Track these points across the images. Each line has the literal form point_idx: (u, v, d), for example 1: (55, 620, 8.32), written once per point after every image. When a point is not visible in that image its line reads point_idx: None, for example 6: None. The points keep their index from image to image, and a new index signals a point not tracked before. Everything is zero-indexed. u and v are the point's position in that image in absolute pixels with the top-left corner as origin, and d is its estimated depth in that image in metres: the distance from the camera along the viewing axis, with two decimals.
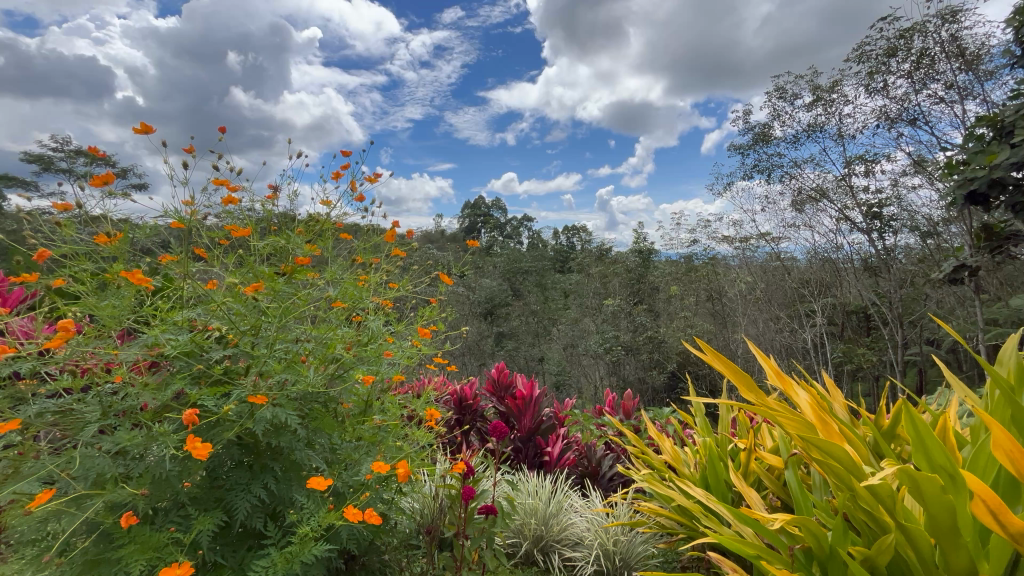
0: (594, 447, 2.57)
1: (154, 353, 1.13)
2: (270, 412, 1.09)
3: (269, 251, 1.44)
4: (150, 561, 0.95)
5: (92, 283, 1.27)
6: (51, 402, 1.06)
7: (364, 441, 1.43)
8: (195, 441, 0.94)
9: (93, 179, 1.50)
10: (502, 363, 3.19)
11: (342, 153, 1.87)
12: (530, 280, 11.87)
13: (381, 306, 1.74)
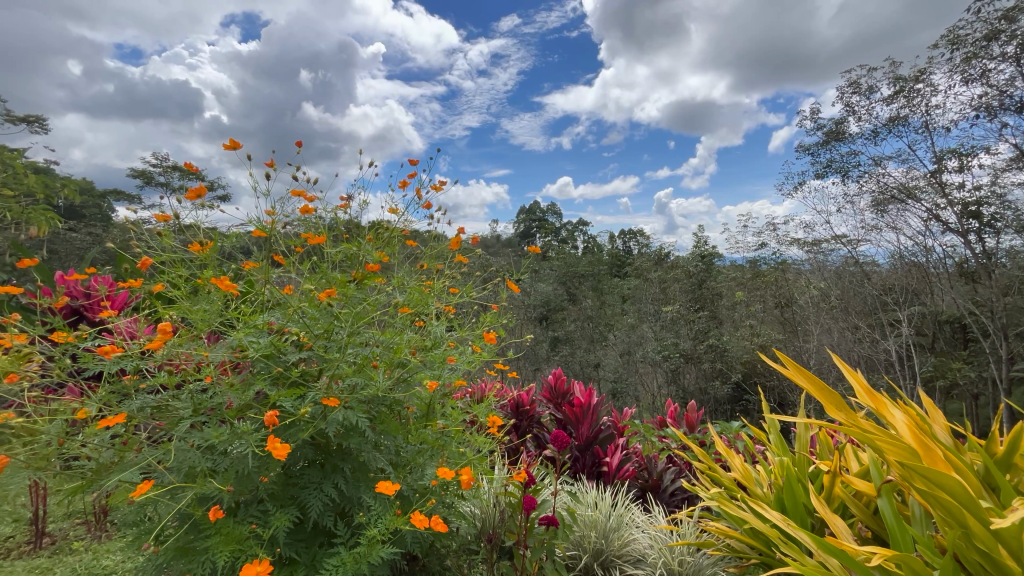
0: (655, 460, 2.46)
1: (238, 355, 1.19)
2: (341, 414, 1.12)
3: (341, 258, 1.49)
4: (233, 554, 1.00)
5: (186, 287, 1.37)
6: (150, 398, 1.15)
7: (427, 445, 1.45)
8: (274, 442, 0.98)
9: (188, 191, 1.64)
10: (560, 369, 3.14)
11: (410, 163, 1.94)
12: (587, 284, 11.70)
13: (444, 312, 1.75)
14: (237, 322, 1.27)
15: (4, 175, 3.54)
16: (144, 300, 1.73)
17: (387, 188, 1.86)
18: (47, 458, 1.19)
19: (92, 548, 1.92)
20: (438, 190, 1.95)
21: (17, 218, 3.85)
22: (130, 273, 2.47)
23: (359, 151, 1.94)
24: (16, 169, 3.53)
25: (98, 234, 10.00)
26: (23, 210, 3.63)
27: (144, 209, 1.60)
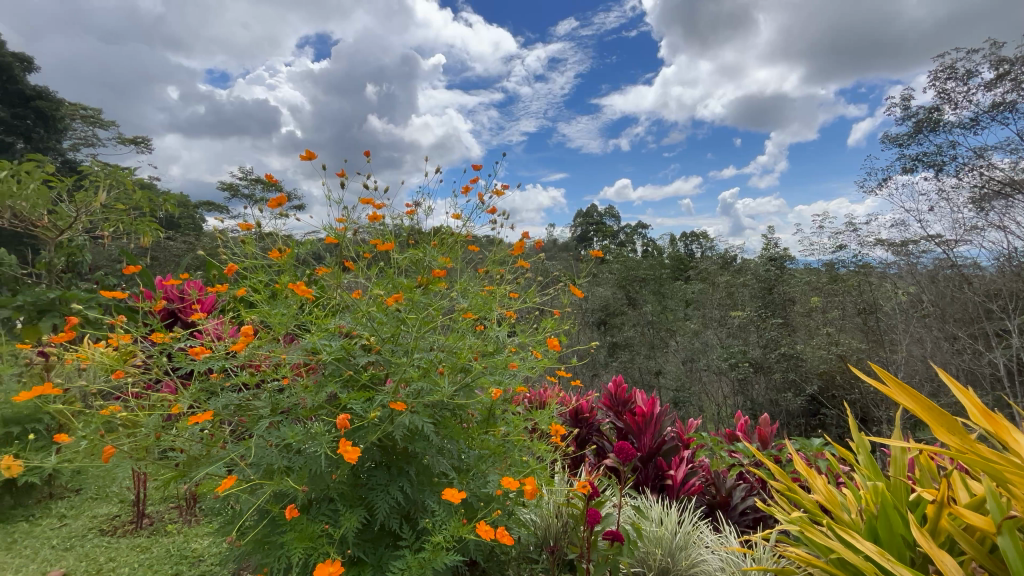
0: (722, 475, 2.30)
1: (312, 357, 1.24)
2: (408, 419, 1.13)
3: (408, 263, 1.52)
4: (306, 551, 1.03)
5: (265, 292, 1.44)
6: (234, 397, 1.22)
7: (488, 451, 1.43)
8: (346, 445, 1.00)
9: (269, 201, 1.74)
10: (620, 376, 3.04)
11: (473, 169, 1.96)
12: (648, 288, 11.34)
13: (505, 317, 1.74)
14: (311, 326, 1.33)
15: (116, 191, 3.96)
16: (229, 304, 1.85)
17: (449, 194, 1.87)
18: (145, 449, 1.29)
19: (183, 532, 2.07)
20: (500, 194, 1.94)
21: (127, 228, 4.30)
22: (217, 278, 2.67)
23: (424, 159, 1.99)
24: (126, 186, 3.95)
25: (193, 243, 10.99)
26: (133, 222, 4.06)
27: (231, 219, 1.72)
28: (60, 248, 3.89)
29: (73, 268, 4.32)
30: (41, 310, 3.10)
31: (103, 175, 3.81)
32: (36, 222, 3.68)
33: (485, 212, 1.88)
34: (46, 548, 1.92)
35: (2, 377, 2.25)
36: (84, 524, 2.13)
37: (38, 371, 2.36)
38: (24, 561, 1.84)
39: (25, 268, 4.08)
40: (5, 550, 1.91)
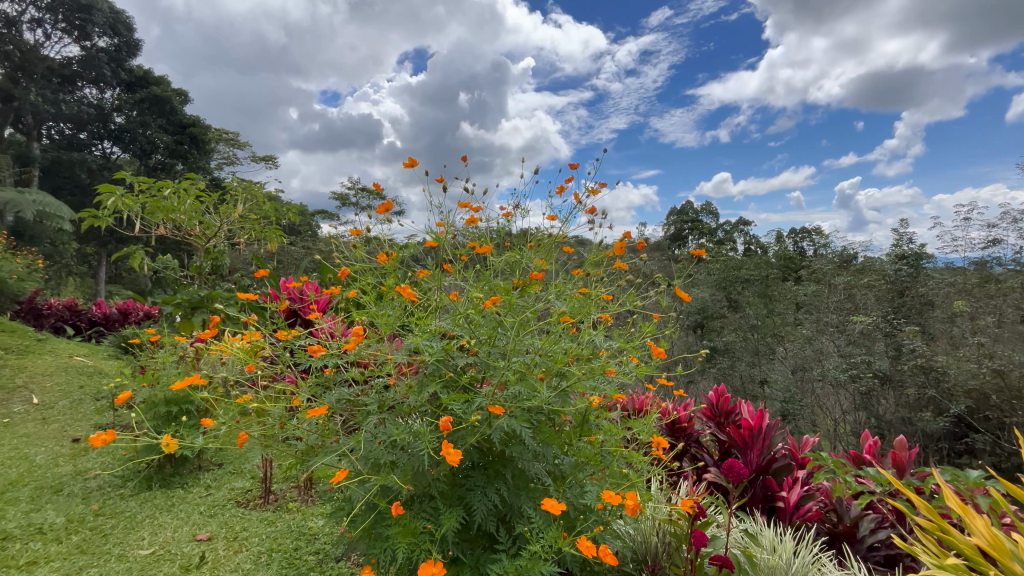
0: (846, 501, 2.01)
1: (414, 357, 1.27)
2: (506, 423, 1.12)
3: (504, 266, 1.52)
4: (410, 547, 1.06)
5: (373, 294, 1.52)
6: (346, 392, 1.31)
7: (583, 458, 1.39)
8: (448, 448, 1.02)
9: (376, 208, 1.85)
10: (722, 385, 2.80)
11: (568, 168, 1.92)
12: (752, 289, 10.46)
13: (602, 320, 1.67)
14: (414, 326, 1.37)
15: (249, 203, 4.52)
16: (339, 304, 1.99)
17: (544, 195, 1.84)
18: (271, 437, 1.42)
19: (302, 510, 2.27)
20: (600, 190, 1.85)
21: (259, 235, 4.87)
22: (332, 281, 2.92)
23: (519, 161, 1.98)
24: (259, 199, 4.50)
25: (311, 247, 12.22)
26: (263, 230, 4.60)
27: (343, 226, 1.86)
28: (208, 254, 4.51)
29: (217, 271, 5.01)
30: (193, 307, 3.61)
31: (240, 190, 4.36)
32: (190, 231, 4.31)
33: (580, 211, 1.81)
34: (195, 514, 2.22)
35: (165, 363, 2.65)
36: (224, 495, 2.43)
37: (191, 359, 2.75)
38: (179, 522, 2.14)
39: (182, 271, 4.80)
40: (166, 511, 2.23)
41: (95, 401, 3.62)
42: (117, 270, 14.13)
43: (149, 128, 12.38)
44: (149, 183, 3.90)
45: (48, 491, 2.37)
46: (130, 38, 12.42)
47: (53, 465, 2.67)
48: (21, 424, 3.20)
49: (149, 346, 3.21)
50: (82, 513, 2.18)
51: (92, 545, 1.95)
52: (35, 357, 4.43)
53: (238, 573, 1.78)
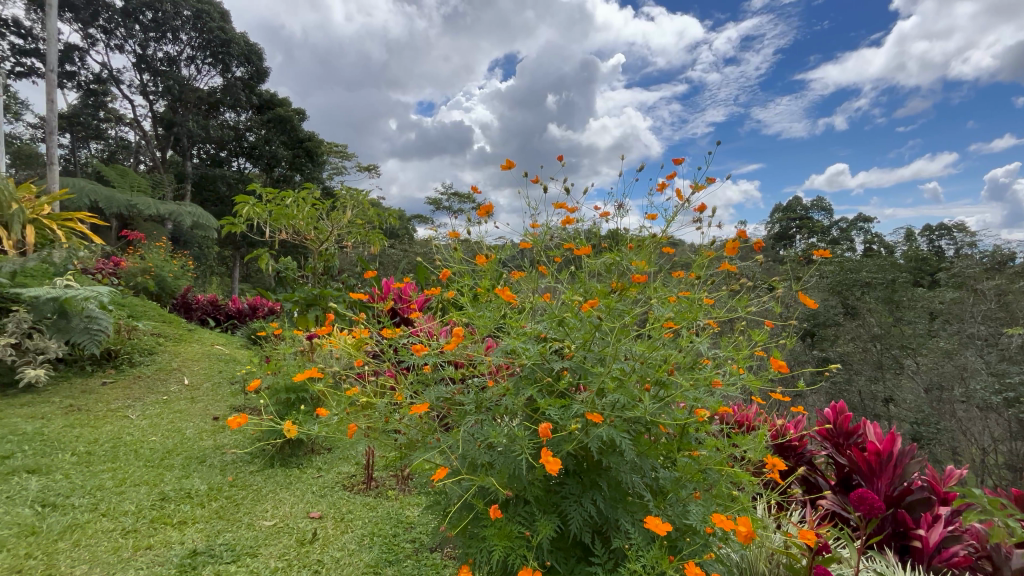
0: (1006, 549, 1.64)
1: (509, 358, 1.27)
2: (604, 432, 1.07)
3: (602, 267, 1.46)
4: (505, 550, 1.06)
5: (470, 295, 1.55)
6: (444, 390, 1.34)
7: (683, 473, 1.30)
8: (547, 455, 1.00)
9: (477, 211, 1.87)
10: (841, 402, 2.46)
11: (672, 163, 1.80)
12: (874, 295, 9.10)
13: (706, 327, 1.54)
14: (509, 327, 1.37)
15: (357, 209, 4.89)
16: (437, 305, 2.06)
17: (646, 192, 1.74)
18: (378, 428, 1.50)
19: (400, 499, 2.40)
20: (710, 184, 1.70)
21: (363, 239, 5.26)
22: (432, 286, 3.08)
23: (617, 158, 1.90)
24: (364, 205, 4.86)
25: (408, 250, 13.02)
26: (367, 234, 4.98)
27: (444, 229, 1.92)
28: (321, 256, 4.97)
29: (328, 271, 5.49)
30: (307, 304, 3.99)
31: (348, 198, 4.74)
32: (306, 236, 4.77)
33: (687, 206, 1.67)
34: (309, 493, 2.44)
35: (286, 354, 2.95)
36: (333, 477, 2.65)
37: (306, 351, 3.03)
38: (295, 499, 2.36)
39: (299, 271, 5.33)
40: (285, 488, 2.48)
41: (231, 385, 4.15)
42: (248, 270, 16.18)
43: (272, 144, 13.87)
44: (275, 193, 4.38)
45: (195, 461, 2.74)
46: (259, 66, 14.10)
47: (199, 439, 3.09)
48: (176, 401, 3.76)
49: (273, 338, 3.60)
50: (220, 482, 2.50)
51: (227, 511, 2.22)
52: (186, 344, 5.19)
53: (344, 551, 1.92)
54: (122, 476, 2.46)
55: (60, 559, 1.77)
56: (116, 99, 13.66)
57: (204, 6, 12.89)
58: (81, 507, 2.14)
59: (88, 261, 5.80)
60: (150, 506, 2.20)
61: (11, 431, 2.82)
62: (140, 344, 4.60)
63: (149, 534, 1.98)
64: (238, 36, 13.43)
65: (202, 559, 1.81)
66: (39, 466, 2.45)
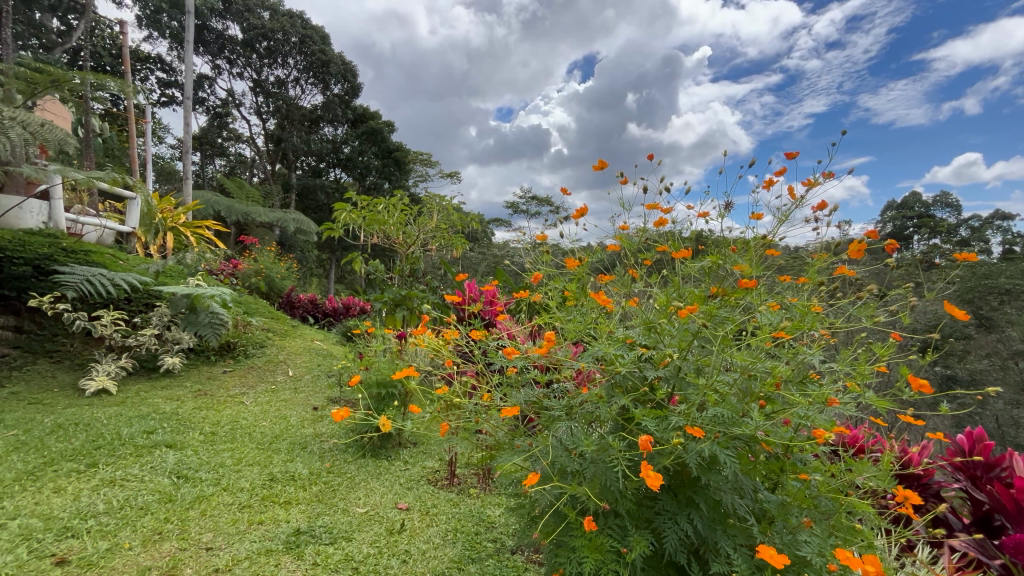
0: None
1: (601, 365, 1.22)
2: (706, 447, 1.00)
3: (700, 270, 1.36)
4: (597, 564, 1.03)
5: (559, 299, 1.52)
6: (533, 394, 1.33)
7: (792, 498, 1.18)
8: (647, 470, 0.95)
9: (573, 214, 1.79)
10: (980, 428, 2.09)
11: (785, 154, 1.62)
12: (1018, 305, 7.43)
13: (820, 338, 1.38)
14: (600, 333, 1.32)
15: (442, 214, 5.10)
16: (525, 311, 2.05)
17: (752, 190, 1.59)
18: (466, 429, 1.52)
19: (481, 497, 2.43)
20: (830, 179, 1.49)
21: (446, 243, 5.48)
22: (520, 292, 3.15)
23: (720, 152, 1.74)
24: (448, 210, 5.06)
25: (486, 253, 13.42)
26: (450, 238, 5.18)
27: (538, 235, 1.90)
28: (408, 259, 5.24)
29: (414, 273, 5.77)
30: (396, 304, 4.21)
31: (433, 203, 4.97)
32: (395, 240, 5.06)
33: (799, 204, 1.49)
34: (397, 484, 2.57)
35: (377, 352, 3.13)
36: (418, 471, 2.76)
37: (396, 349, 3.20)
38: (385, 490, 2.49)
39: (387, 273, 5.66)
40: (376, 478, 2.63)
41: (328, 377, 4.49)
42: (342, 271, 17.50)
43: (366, 155, 14.94)
44: (368, 201, 4.68)
45: (298, 447, 2.99)
46: (354, 83, 15.22)
47: (301, 426, 3.38)
48: (282, 390, 4.14)
49: (365, 336, 3.85)
50: (319, 468, 2.71)
51: (325, 496, 2.39)
52: (291, 339, 5.71)
53: (430, 544, 1.98)
54: (239, 456, 2.75)
55: (190, 527, 2.00)
56: (236, 120, 15.43)
57: (308, 32, 14.19)
58: (207, 481, 2.42)
59: (213, 263, 6.59)
60: (261, 484, 2.44)
61: (154, 410, 3.27)
62: (253, 338, 5.13)
63: (261, 510, 2.19)
64: (336, 56, 14.60)
65: (305, 538, 1.96)
66: (175, 442, 2.81)
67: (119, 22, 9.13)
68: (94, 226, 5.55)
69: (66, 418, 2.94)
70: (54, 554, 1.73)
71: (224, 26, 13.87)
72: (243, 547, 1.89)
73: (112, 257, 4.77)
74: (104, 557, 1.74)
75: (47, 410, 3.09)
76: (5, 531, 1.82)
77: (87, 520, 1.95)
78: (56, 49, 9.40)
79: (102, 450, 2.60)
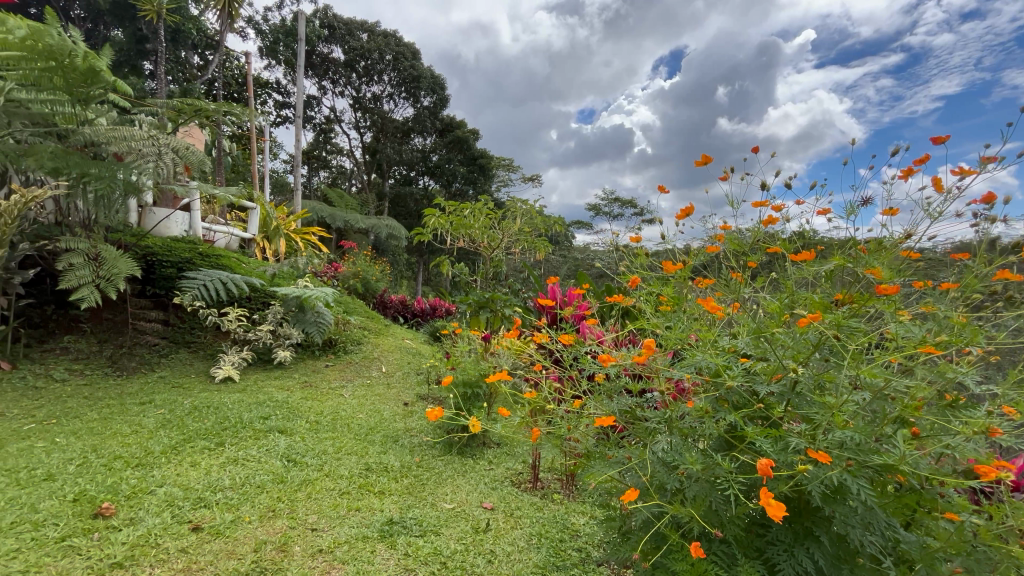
0: None
1: (705, 378, 1.12)
2: (833, 476, 0.88)
3: (821, 274, 1.21)
4: None
5: (656, 306, 1.42)
6: (627, 403, 1.26)
7: (937, 541, 1.01)
8: (767, 497, 0.86)
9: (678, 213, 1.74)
10: None
11: (931, 140, 1.39)
12: None
13: (976, 356, 1.17)
14: (702, 342, 1.22)
15: (525, 218, 5.14)
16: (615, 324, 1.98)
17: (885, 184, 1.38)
18: (557, 435, 1.49)
19: (565, 504, 2.40)
20: (989, 166, 1.24)
21: (529, 246, 5.51)
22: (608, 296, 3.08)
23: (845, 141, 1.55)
24: (531, 214, 5.08)
25: (567, 256, 13.39)
26: (533, 241, 5.20)
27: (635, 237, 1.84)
28: (492, 262, 5.34)
29: (496, 276, 5.88)
30: (480, 306, 4.30)
31: (517, 207, 5.02)
32: (480, 243, 5.19)
33: (948, 198, 1.26)
34: (482, 483, 2.61)
35: (464, 352, 3.22)
36: (502, 472, 2.79)
37: (481, 350, 3.26)
38: (471, 488, 2.54)
39: (472, 275, 5.81)
40: (462, 476, 2.69)
41: (417, 375, 4.72)
42: (429, 274, 18.38)
43: (452, 163, 15.57)
44: (456, 206, 4.84)
45: (390, 440, 3.16)
46: (443, 94, 15.90)
47: (393, 420, 3.56)
48: (377, 385, 4.41)
49: (452, 337, 3.98)
50: (410, 462, 2.83)
51: (415, 489, 2.49)
52: (384, 337, 6.09)
53: (515, 547, 1.98)
54: (339, 445, 2.96)
55: (298, 507, 2.18)
56: (338, 135, 16.80)
57: (402, 49, 15.06)
58: (313, 466, 2.63)
59: (318, 266, 7.22)
60: (359, 473, 2.60)
61: (269, 398, 3.63)
62: (351, 335, 5.52)
63: (358, 497, 2.33)
64: (426, 70, 15.36)
65: (396, 529, 2.05)
66: (286, 428, 3.09)
67: (244, 54, 10.33)
68: (223, 233, 6.32)
69: (200, 401, 3.35)
70: (190, 521, 1.98)
71: (329, 49, 15.02)
72: (344, 531, 2.02)
73: (237, 260, 5.39)
74: (230, 527, 1.96)
75: (185, 393, 3.55)
76: (154, 496, 2.11)
77: (216, 493, 2.20)
78: (195, 82, 10.82)
79: (228, 432, 2.93)
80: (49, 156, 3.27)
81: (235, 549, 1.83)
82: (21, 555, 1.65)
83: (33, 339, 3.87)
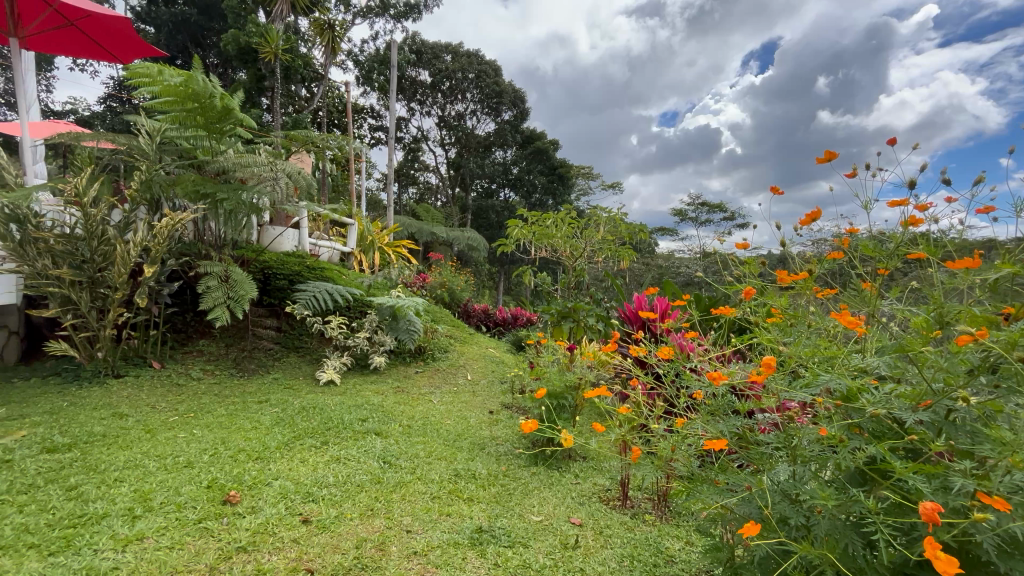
0: None
1: (836, 401, 0.99)
2: (1014, 526, 0.73)
3: (983, 284, 1.03)
4: None
5: (769, 318, 1.30)
6: (739, 425, 1.16)
7: None
8: (934, 548, 0.74)
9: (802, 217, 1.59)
10: None
11: None
12: None
13: None
14: (830, 360, 1.09)
15: (608, 226, 5.04)
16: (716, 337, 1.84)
17: None
18: (660, 456, 1.41)
19: (658, 526, 2.27)
20: None
21: (613, 254, 5.39)
22: (704, 307, 2.90)
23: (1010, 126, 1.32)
24: (616, 222, 4.98)
25: (650, 264, 12.96)
26: (616, 249, 5.08)
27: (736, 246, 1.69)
28: (573, 271, 5.30)
29: (578, 285, 5.83)
30: (562, 316, 4.28)
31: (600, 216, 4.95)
32: (562, 252, 5.17)
33: None
34: (569, 497, 2.56)
35: (549, 362, 3.20)
36: (589, 487, 2.72)
37: (565, 360, 3.23)
38: (557, 501, 2.50)
39: (553, 285, 5.81)
40: (548, 488, 2.66)
41: (501, 384, 4.79)
42: (510, 283, 18.70)
43: (533, 174, 15.79)
44: (538, 216, 4.88)
45: (476, 447, 3.21)
46: (523, 107, 16.22)
47: (479, 427, 3.63)
48: (463, 392, 4.53)
49: (535, 346, 4.00)
50: (496, 470, 2.85)
51: (503, 498, 2.50)
52: (469, 345, 6.27)
53: (606, 568, 1.90)
54: (430, 450, 3.06)
55: (394, 508, 2.29)
56: (426, 152, 17.75)
57: (484, 67, 15.60)
58: (406, 468, 2.74)
59: (408, 277, 7.63)
60: (448, 479, 2.67)
61: (367, 401, 3.88)
62: (439, 342, 5.73)
63: (449, 503, 2.39)
64: (508, 85, 15.77)
65: (486, 537, 2.06)
66: (382, 430, 3.27)
67: (345, 84, 11.29)
68: (326, 247, 6.91)
69: (306, 402, 3.66)
70: (301, 514, 2.14)
71: (416, 72, 15.94)
72: (436, 534, 2.08)
73: (338, 272, 5.86)
74: (334, 522, 2.09)
75: (295, 394, 3.90)
76: (270, 488, 2.32)
77: (321, 489, 2.38)
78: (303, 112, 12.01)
79: (332, 431, 3.16)
80: (192, 183, 3.83)
81: (340, 543, 1.95)
82: (168, 533, 1.89)
83: (177, 342, 4.49)
